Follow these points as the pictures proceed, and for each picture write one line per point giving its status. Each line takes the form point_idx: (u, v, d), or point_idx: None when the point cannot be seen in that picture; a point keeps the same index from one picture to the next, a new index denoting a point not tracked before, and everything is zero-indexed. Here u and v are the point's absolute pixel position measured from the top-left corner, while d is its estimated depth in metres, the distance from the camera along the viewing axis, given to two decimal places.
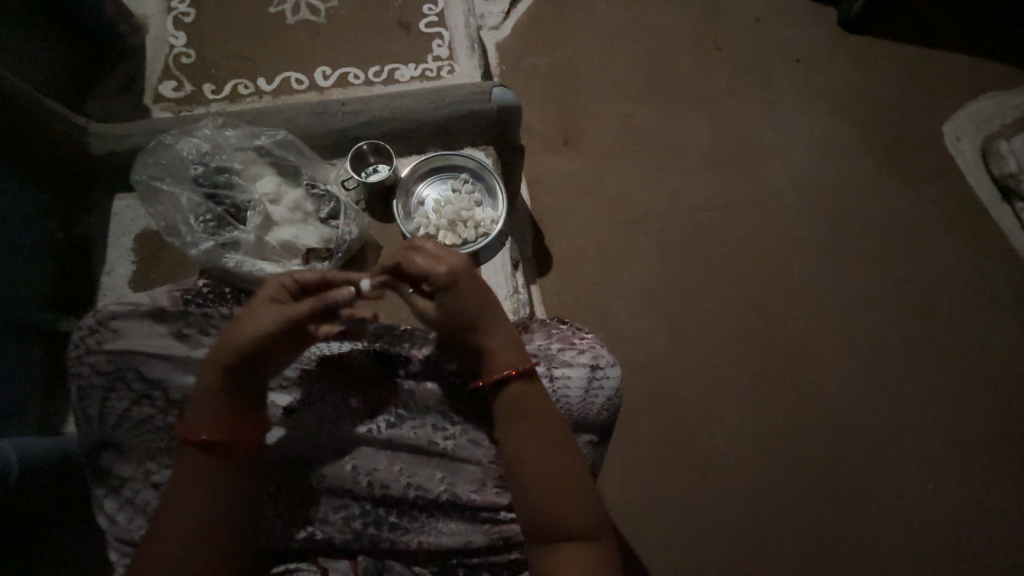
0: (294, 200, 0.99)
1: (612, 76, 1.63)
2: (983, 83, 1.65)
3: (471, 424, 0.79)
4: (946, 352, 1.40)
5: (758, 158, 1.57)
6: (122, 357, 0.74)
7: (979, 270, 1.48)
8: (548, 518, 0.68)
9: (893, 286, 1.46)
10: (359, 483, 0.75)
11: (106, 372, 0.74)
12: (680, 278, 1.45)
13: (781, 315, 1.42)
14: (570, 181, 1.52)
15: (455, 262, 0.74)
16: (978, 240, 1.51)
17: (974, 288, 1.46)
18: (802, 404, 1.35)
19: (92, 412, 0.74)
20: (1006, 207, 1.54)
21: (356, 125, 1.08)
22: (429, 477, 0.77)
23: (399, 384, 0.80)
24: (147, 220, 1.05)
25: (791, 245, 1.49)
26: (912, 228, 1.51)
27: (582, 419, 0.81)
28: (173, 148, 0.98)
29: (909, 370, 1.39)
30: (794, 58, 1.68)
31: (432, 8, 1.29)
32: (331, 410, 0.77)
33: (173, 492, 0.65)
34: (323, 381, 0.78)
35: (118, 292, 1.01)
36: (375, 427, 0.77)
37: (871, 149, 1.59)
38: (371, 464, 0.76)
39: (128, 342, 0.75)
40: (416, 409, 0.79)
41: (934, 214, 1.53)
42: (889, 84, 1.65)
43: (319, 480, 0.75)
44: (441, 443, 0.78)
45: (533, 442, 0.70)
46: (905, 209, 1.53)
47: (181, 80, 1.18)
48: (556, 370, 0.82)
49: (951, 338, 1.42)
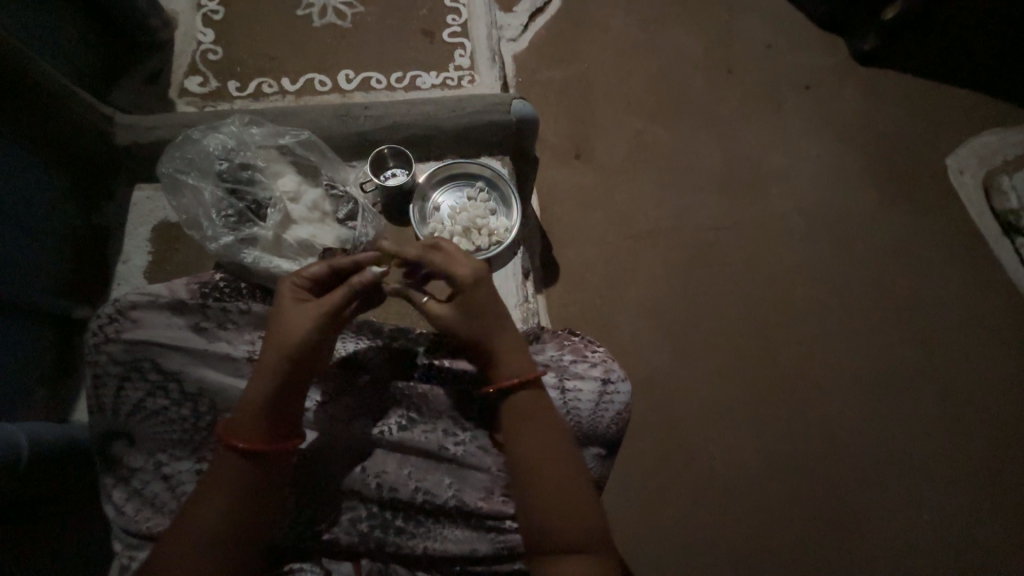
0: (313, 199, 1.01)
1: (627, 93, 1.66)
2: (988, 118, 1.69)
3: (482, 431, 0.80)
4: (945, 381, 1.42)
5: (766, 181, 1.60)
6: (139, 347, 0.77)
7: (980, 303, 1.50)
8: (550, 527, 0.67)
9: (892, 313, 1.48)
10: (368, 485, 0.77)
11: (123, 360, 0.76)
12: (684, 294, 1.47)
13: (783, 336, 1.44)
14: (580, 193, 1.54)
15: (471, 271, 0.74)
16: (980, 272, 1.53)
17: (975, 320, 1.48)
18: (800, 425, 1.36)
19: (107, 402, 0.75)
20: (1008, 241, 1.57)
21: (378, 130, 1.10)
22: (438, 482, 0.78)
23: (412, 388, 0.82)
24: (166, 212, 1.06)
25: (795, 268, 1.51)
26: (914, 256, 1.54)
27: (591, 432, 0.82)
28: (200, 143, 0.99)
29: (906, 397, 1.40)
30: (805, 85, 1.71)
31: (455, 19, 1.32)
32: (342, 409, 0.79)
33: (202, 493, 0.64)
34: (338, 380, 0.81)
35: (133, 282, 1.02)
36: (387, 429, 0.79)
37: (876, 178, 1.62)
38: (380, 466, 0.78)
39: (147, 332, 0.78)
40: (429, 414, 0.81)
41: (937, 245, 1.55)
42: (895, 115, 1.69)
43: (328, 480, 0.77)
44: (451, 448, 0.79)
45: (538, 451, 0.70)
46: (910, 240, 1.56)
47: (207, 76, 1.20)
48: (569, 381, 0.84)
49: (949, 367, 1.43)
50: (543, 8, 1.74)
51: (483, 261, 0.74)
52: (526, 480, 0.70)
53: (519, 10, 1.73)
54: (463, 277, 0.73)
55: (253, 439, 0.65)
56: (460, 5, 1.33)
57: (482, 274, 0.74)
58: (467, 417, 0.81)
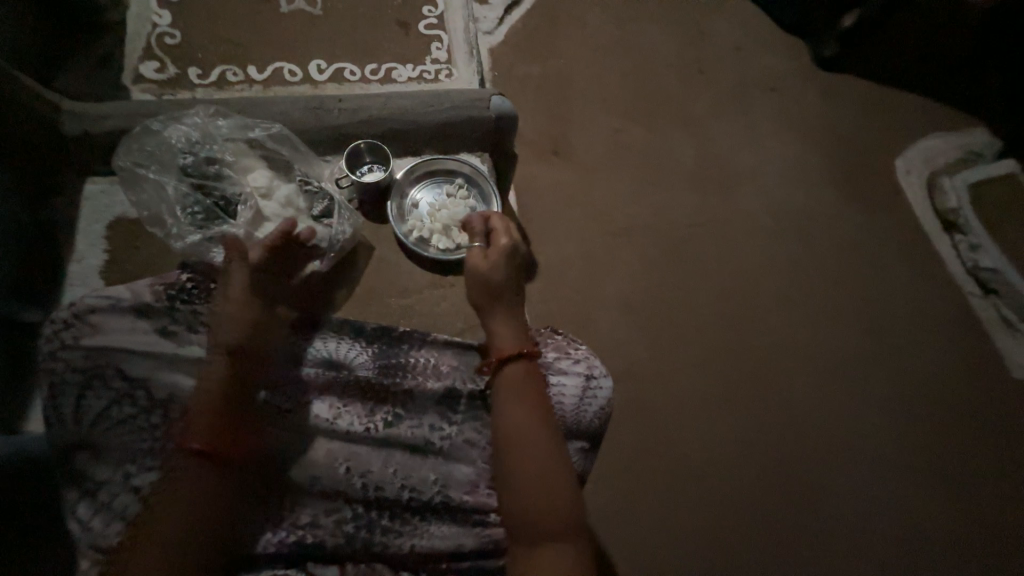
0: (286, 195, 0.97)
1: (602, 90, 1.69)
2: (933, 122, 1.81)
3: (467, 424, 0.83)
4: (893, 367, 1.53)
5: (734, 178, 1.66)
6: (100, 353, 0.75)
7: (926, 296, 1.62)
8: (539, 506, 0.68)
9: (847, 305, 1.58)
10: (353, 484, 0.77)
11: (83, 369, 0.74)
12: (657, 288, 1.51)
13: (749, 328, 1.51)
14: (558, 189, 1.55)
15: (511, 242, 0.87)
16: (926, 268, 1.65)
17: (921, 312, 1.60)
18: (764, 412, 1.44)
19: (66, 411, 0.72)
20: (948, 237, 1.70)
21: (353, 123, 1.07)
22: (423, 479, 0.79)
23: (403, 386, 0.83)
24: (123, 206, 1.01)
25: (760, 262, 1.59)
26: (867, 251, 1.64)
27: (577, 426, 0.83)
28: (161, 135, 0.93)
29: (859, 383, 1.50)
30: (769, 87, 1.79)
31: (432, 10, 1.30)
32: (328, 408, 0.81)
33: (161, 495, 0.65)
34: (322, 380, 0.82)
35: (89, 282, 0.96)
36: (373, 426, 0.81)
37: (834, 177, 1.71)
38: (366, 466, 0.79)
39: (108, 337, 0.76)
40: (414, 410, 0.83)
41: (888, 241, 1.67)
42: (852, 118, 1.79)
43: (312, 483, 0.77)
44: (438, 442, 0.82)
45: (528, 429, 0.72)
46: (865, 238, 1.66)
47: (165, 62, 1.12)
48: (554, 376, 0.85)
49: (897, 354, 1.54)
50: (518, 2, 1.74)
51: (522, 237, 0.89)
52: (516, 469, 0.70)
53: (494, 3, 1.71)
54: (504, 243, 0.87)
55: (203, 434, 0.68)
56: None
57: (520, 246, 0.88)
58: (453, 409, 0.84)
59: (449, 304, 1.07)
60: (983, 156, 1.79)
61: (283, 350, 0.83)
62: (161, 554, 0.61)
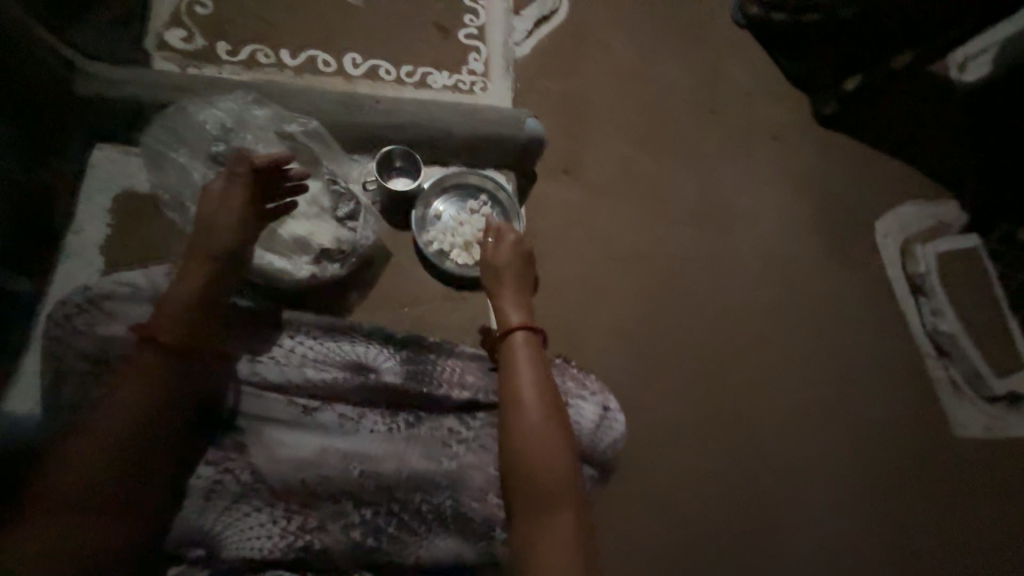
0: (313, 193, 0.96)
1: (619, 118, 1.72)
2: (912, 190, 1.91)
3: (486, 432, 0.84)
4: (854, 417, 1.61)
5: (729, 219, 1.73)
6: (110, 342, 0.72)
7: (889, 355, 1.70)
8: (539, 475, 0.72)
9: (816, 352, 1.66)
10: (366, 487, 0.76)
11: (93, 358, 0.72)
12: (650, 318, 1.56)
13: (728, 365, 1.58)
14: (565, 209, 1.58)
15: (517, 238, 1.03)
16: (890, 328, 1.73)
17: (881, 371, 1.67)
18: (733, 447, 1.50)
19: (65, 401, 0.69)
20: (914, 299, 1.79)
21: (386, 126, 1.05)
22: (436, 483, 0.78)
23: (429, 391, 0.84)
24: (132, 179, 0.95)
25: (745, 303, 1.66)
26: (842, 304, 1.74)
27: (590, 453, 0.84)
28: (193, 117, 0.89)
29: (822, 428, 1.57)
30: (772, 135, 1.87)
31: (473, 20, 1.29)
32: (351, 409, 0.81)
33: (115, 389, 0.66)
34: (350, 382, 0.82)
35: (89, 257, 0.89)
36: (395, 425, 0.81)
37: (818, 230, 1.81)
38: (380, 469, 0.77)
39: (119, 326, 0.74)
40: (436, 413, 0.84)
41: (860, 298, 1.76)
42: (842, 176, 1.89)
43: (323, 485, 0.75)
44: (455, 446, 0.82)
45: (536, 409, 0.77)
46: (837, 293, 1.75)
47: (193, 32, 1.06)
48: (571, 402, 0.86)
49: (859, 405, 1.62)
50: (549, 17, 1.76)
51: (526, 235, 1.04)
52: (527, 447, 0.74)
53: (526, 14, 1.72)
54: (512, 238, 1.02)
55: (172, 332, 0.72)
56: (478, 6, 1.31)
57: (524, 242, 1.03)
58: (474, 415, 0.85)
59: (463, 319, 1.07)
60: (952, 228, 1.87)
61: (315, 350, 0.84)
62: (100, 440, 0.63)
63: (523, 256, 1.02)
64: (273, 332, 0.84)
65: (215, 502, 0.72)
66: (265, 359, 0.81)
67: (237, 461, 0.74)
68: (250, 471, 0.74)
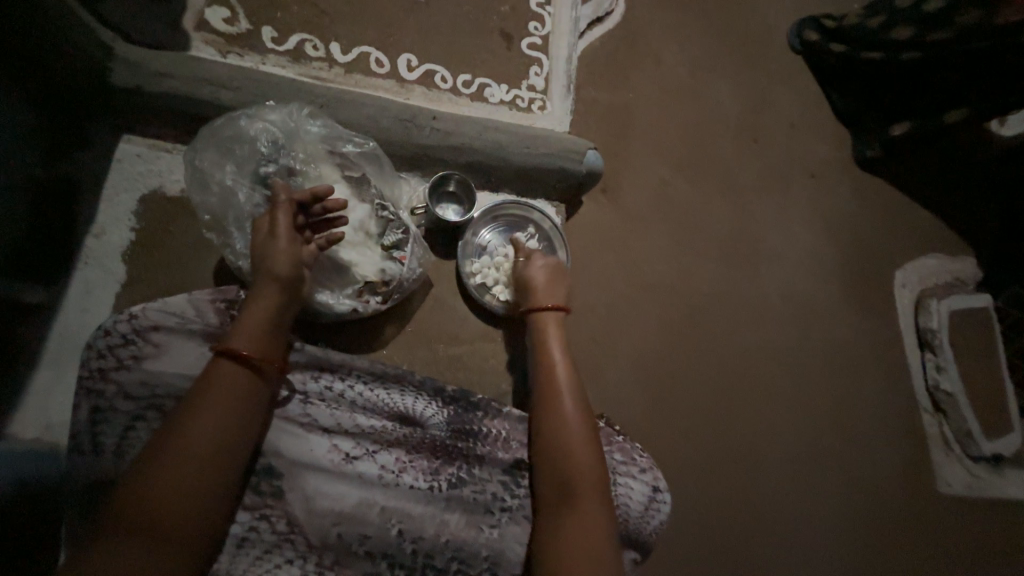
0: (360, 219, 0.88)
1: (658, 134, 1.44)
2: (941, 243, 1.60)
3: (529, 503, 0.81)
4: (880, 506, 1.37)
5: (759, 258, 1.45)
6: (158, 381, 0.70)
7: (896, 459, 1.41)
8: (566, 472, 0.74)
9: (826, 432, 1.38)
10: (402, 549, 0.75)
11: (139, 398, 0.70)
12: (661, 369, 1.31)
13: (745, 435, 1.33)
14: (592, 234, 1.32)
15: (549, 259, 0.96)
16: (900, 426, 1.44)
17: (876, 478, 1.38)
18: (747, 530, 1.26)
19: (106, 445, 0.68)
20: (917, 355, 1.50)
21: (442, 147, 0.98)
22: (474, 553, 0.76)
23: (474, 451, 0.83)
24: (157, 178, 0.87)
25: (765, 360, 1.39)
26: (879, 380, 1.46)
27: (634, 535, 0.85)
28: (242, 131, 0.81)
29: (841, 514, 1.33)
30: (810, 172, 1.55)
31: (537, 28, 1.18)
32: (394, 461, 0.79)
33: (186, 414, 0.63)
34: (395, 433, 0.81)
35: (108, 262, 0.82)
36: (437, 485, 0.79)
37: (846, 284, 1.50)
38: (418, 532, 0.75)
39: (167, 362, 0.71)
40: (479, 476, 0.81)
41: (875, 371, 1.46)
42: (873, 221, 1.57)
43: (359, 542, 0.73)
44: (497, 513, 0.79)
45: (571, 414, 0.79)
46: (844, 378, 1.44)
47: (237, 13, 0.95)
48: (621, 480, 0.87)
49: (882, 495, 1.38)
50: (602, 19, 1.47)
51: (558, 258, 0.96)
52: (557, 439, 0.77)
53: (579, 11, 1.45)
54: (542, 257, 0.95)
55: (251, 344, 0.68)
56: (545, 13, 1.20)
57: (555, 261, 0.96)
58: (519, 482, 0.82)
59: (497, 361, 1.02)
60: (966, 285, 1.58)
61: (364, 395, 0.82)
62: (175, 471, 0.60)
63: (554, 269, 0.94)
64: (318, 373, 0.81)
65: (249, 551, 0.70)
66: (315, 401, 0.79)
67: (276, 509, 0.72)
68: (286, 521, 0.72)
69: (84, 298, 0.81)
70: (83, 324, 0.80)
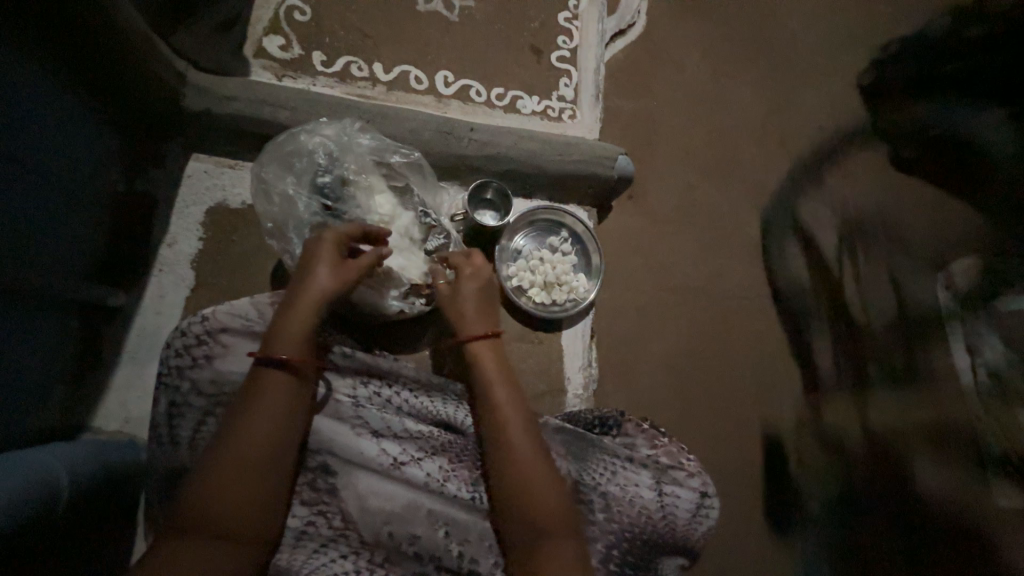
0: (405, 224, 0.90)
1: (684, 138, 1.46)
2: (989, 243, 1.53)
3: None
4: (926, 514, 1.31)
5: (791, 259, 1.43)
6: (225, 382, 0.75)
7: (946, 470, 1.34)
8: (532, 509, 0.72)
9: (867, 436, 1.35)
10: (449, 551, 0.77)
11: (210, 395, 0.75)
12: (693, 372, 1.30)
13: (781, 439, 1.30)
14: (622, 237, 1.34)
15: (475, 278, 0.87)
16: (945, 431, 1.38)
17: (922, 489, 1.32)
18: (781, 534, 1.25)
19: (180, 437, 0.74)
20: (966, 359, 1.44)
21: (480, 157, 1.03)
22: None
23: None
24: (222, 193, 0.94)
25: (802, 363, 1.37)
26: (924, 383, 1.41)
27: (679, 541, 0.86)
28: (301, 142, 0.88)
29: (883, 521, 1.30)
30: (841, 174, 1.52)
31: (566, 41, 1.23)
32: (439, 469, 0.81)
33: (246, 416, 0.67)
34: (440, 440, 0.83)
35: (178, 270, 0.90)
36: (480, 495, 0.80)
37: (884, 286, 1.46)
38: (464, 534, 0.78)
39: (232, 364, 0.75)
40: None
41: (920, 375, 1.41)
42: (915, 221, 1.50)
43: (408, 542, 0.77)
44: None
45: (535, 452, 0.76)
46: (885, 384, 1.39)
47: (291, 40, 1.04)
48: (667, 489, 0.86)
49: (927, 502, 1.32)
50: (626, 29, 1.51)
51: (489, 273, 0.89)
52: (515, 470, 0.74)
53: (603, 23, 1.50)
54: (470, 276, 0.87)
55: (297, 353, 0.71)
56: (573, 26, 1.24)
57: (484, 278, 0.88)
58: None
59: (533, 362, 1.08)
60: None
61: (409, 402, 0.85)
62: (235, 469, 0.64)
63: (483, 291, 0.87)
64: (368, 378, 0.85)
65: (307, 543, 0.75)
66: (366, 405, 0.82)
67: (331, 505, 0.77)
68: (342, 516, 0.77)
69: (157, 301, 0.89)
70: (156, 325, 0.88)
